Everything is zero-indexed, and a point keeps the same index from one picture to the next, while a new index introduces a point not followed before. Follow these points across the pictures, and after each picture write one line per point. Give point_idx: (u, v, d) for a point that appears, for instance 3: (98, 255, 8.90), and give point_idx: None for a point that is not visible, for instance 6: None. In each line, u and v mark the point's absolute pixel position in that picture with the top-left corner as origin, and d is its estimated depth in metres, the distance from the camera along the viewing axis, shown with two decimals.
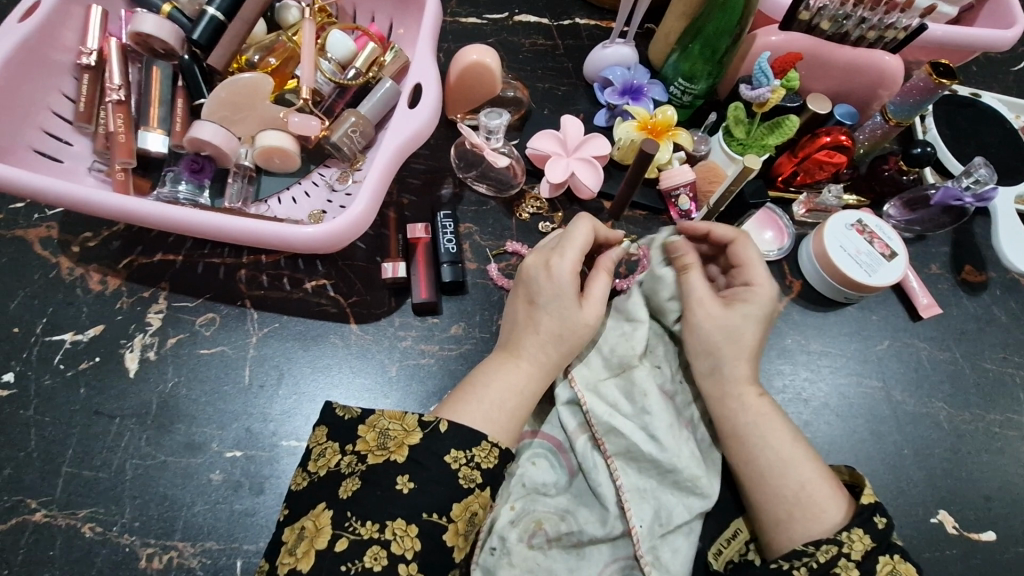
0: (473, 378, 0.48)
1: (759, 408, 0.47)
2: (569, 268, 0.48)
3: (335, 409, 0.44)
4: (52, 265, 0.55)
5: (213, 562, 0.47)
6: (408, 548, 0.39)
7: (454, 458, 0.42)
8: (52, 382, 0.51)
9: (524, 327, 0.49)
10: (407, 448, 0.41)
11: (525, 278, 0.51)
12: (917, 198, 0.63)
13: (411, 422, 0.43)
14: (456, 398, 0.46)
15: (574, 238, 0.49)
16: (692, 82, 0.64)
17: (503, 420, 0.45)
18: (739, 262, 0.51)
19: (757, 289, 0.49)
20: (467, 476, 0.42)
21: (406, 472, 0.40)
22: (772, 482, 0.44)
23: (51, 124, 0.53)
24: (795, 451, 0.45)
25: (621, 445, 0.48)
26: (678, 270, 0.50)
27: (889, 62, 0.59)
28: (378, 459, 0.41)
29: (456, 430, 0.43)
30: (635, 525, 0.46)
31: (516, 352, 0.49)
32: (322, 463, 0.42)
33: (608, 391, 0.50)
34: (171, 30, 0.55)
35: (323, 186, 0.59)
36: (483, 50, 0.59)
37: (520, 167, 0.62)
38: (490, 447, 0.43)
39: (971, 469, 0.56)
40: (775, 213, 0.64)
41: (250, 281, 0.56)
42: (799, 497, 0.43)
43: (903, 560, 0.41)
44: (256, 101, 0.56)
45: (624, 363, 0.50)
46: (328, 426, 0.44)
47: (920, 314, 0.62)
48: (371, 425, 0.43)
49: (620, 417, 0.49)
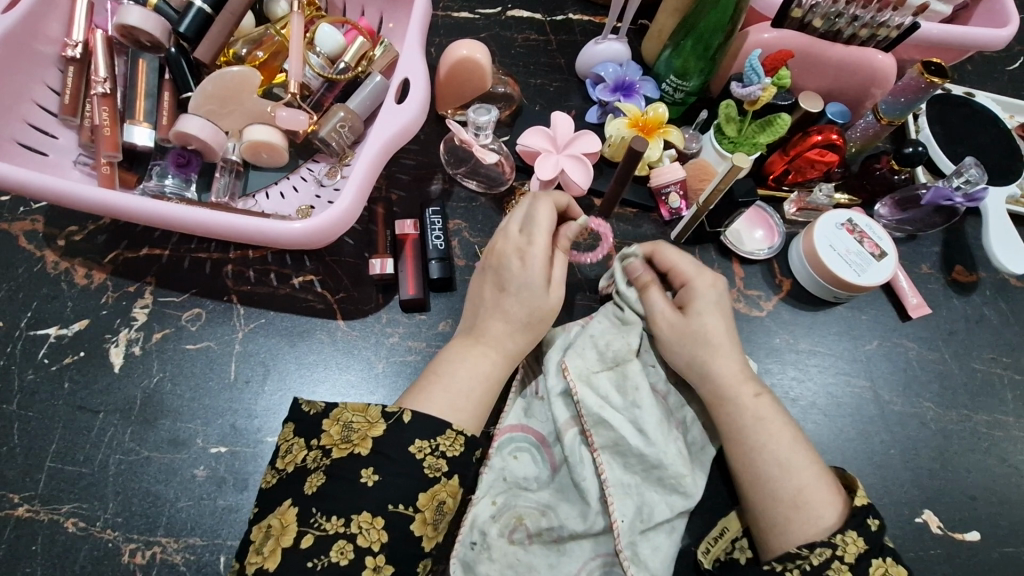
0: (432, 366, 0.48)
1: (756, 411, 0.46)
2: (539, 254, 0.49)
3: (301, 406, 0.45)
4: (37, 259, 0.54)
5: (196, 558, 0.47)
6: (374, 541, 0.39)
7: (420, 448, 0.42)
8: (35, 376, 0.51)
9: (486, 310, 0.50)
10: (369, 441, 0.41)
11: (495, 264, 0.51)
12: (908, 197, 0.62)
13: (374, 413, 0.43)
14: (420, 387, 0.46)
15: (539, 219, 0.49)
16: (683, 79, 0.63)
17: (469, 407, 0.45)
18: (667, 265, 0.52)
19: (694, 283, 0.50)
20: (433, 466, 0.42)
21: (371, 466, 0.40)
22: (770, 486, 0.44)
23: (35, 116, 0.53)
24: (795, 455, 0.45)
25: (610, 438, 0.48)
26: (640, 290, 0.51)
27: (881, 61, 0.59)
28: (342, 453, 0.41)
29: (419, 421, 0.42)
30: (617, 519, 0.46)
31: (481, 336, 0.49)
32: (289, 460, 0.42)
33: (600, 383, 0.50)
34: (156, 22, 0.54)
35: (311, 181, 0.59)
36: (473, 45, 0.59)
37: (508, 164, 0.61)
38: (455, 436, 0.43)
39: (958, 469, 0.56)
40: (765, 211, 0.65)
41: (237, 277, 0.56)
42: (795, 504, 0.43)
43: (895, 563, 0.41)
44: (243, 94, 0.55)
45: (619, 357, 0.51)
46: (295, 422, 0.44)
47: (909, 315, 0.62)
48: (335, 419, 0.43)
49: (609, 409, 0.49)
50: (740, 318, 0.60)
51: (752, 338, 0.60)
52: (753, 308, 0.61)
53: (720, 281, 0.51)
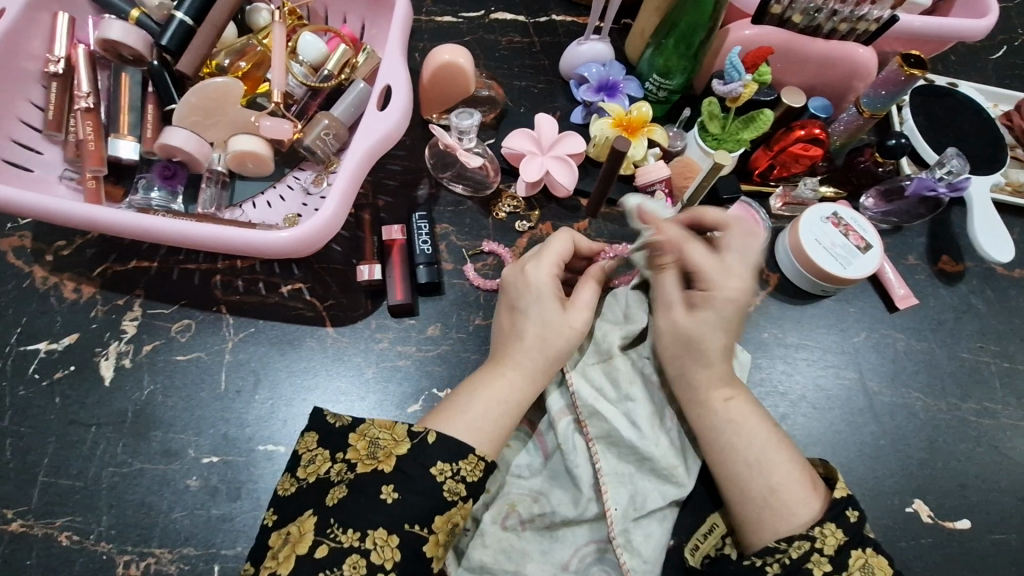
0: (463, 389, 0.47)
1: (728, 413, 0.46)
2: (544, 274, 0.50)
3: (326, 417, 0.45)
4: (25, 275, 0.55)
5: (191, 567, 0.47)
6: (387, 558, 0.39)
7: (440, 471, 0.42)
8: (28, 391, 0.51)
9: (511, 336, 0.49)
10: (394, 459, 0.42)
11: (512, 280, 0.51)
12: (893, 189, 0.63)
13: (400, 432, 0.43)
14: (444, 411, 0.45)
15: (552, 244, 0.51)
16: (667, 78, 0.63)
17: (488, 428, 0.45)
18: (696, 266, 0.49)
19: (713, 291, 0.48)
20: (452, 489, 0.41)
21: (391, 483, 0.41)
22: (743, 485, 0.44)
23: (20, 133, 0.53)
24: (769, 452, 0.45)
25: (603, 429, 0.49)
26: (657, 272, 0.51)
27: (862, 55, 0.60)
28: (367, 469, 0.41)
29: (445, 443, 0.42)
30: (610, 508, 0.47)
31: (516, 357, 0.48)
32: (311, 470, 0.43)
33: (594, 375, 0.51)
34: (138, 36, 0.55)
35: (297, 189, 0.59)
36: (455, 50, 0.59)
37: (493, 167, 0.62)
38: (477, 461, 0.43)
39: (946, 459, 0.57)
40: (752, 206, 0.63)
41: (225, 287, 0.56)
42: (768, 502, 0.43)
43: (876, 553, 0.41)
44: (227, 104, 0.55)
45: (611, 350, 0.51)
46: (318, 432, 0.45)
47: (896, 306, 0.62)
48: (362, 433, 0.43)
49: (602, 402, 0.49)
50: None
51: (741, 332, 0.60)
52: None
53: (744, 296, 0.48)
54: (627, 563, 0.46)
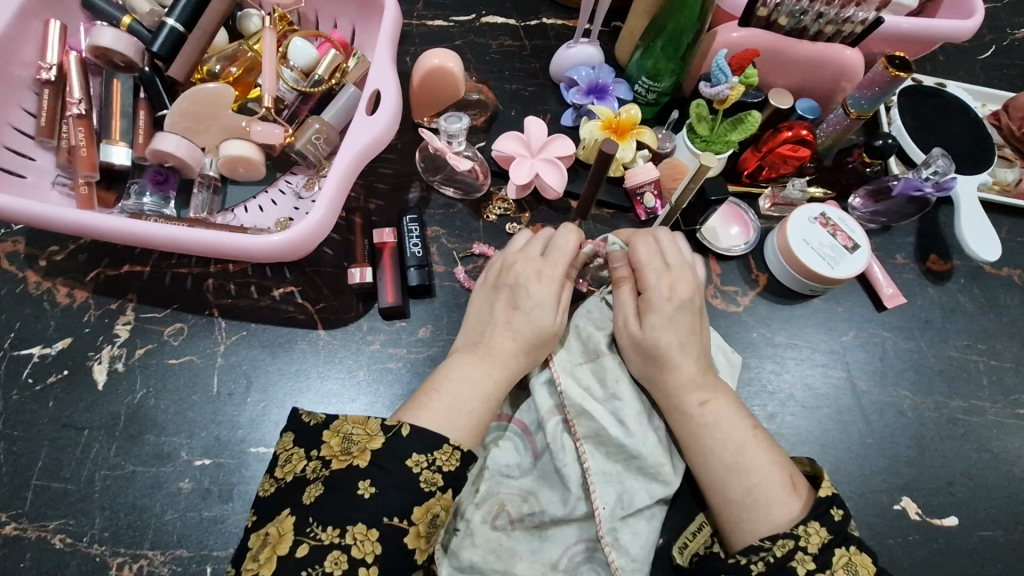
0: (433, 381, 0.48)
1: (703, 417, 0.47)
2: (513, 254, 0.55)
3: (300, 416, 0.46)
4: (19, 280, 0.55)
5: (183, 568, 0.47)
6: (368, 552, 0.39)
7: (416, 462, 0.42)
8: (20, 396, 0.51)
9: (485, 320, 0.52)
10: (369, 454, 0.42)
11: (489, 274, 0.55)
12: (881, 189, 0.64)
13: (375, 426, 0.43)
14: (419, 402, 0.46)
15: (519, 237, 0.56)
16: (655, 80, 0.64)
17: (463, 420, 0.45)
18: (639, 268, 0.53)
19: (656, 292, 0.51)
20: (430, 481, 0.42)
21: (368, 478, 0.41)
22: (720, 489, 0.45)
23: (12, 139, 0.54)
24: (745, 456, 0.45)
25: (591, 428, 0.49)
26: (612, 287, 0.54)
27: (849, 57, 0.60)
28: (342, 465, 0.42)
29: (419, 435, 0.43)
30: (597, 506, 0.47)
31: (483, 352, 0.50)
32: (289, 470, 0.43)
33: (582, 375, 0.51)
34: (130, 42, 0.55)
35: (289, 193, 0.60)
36: (445, 54, 0.59)
37: (482, 170, 0.62)
38: (452, 450, 0.43)
39: (934, 457, 0.57)
40: (740, 207, 0.65)
41: (217, 290, 0.56)
42: (746, 503, 0.44)
43: (859, 551, 0.42)
44: (218, 110, 0.56)
45: (597, 349, 0.52)
46: (295, 432, 0.45)
47: (884, 304, 0.62)
48: (335, 430, 0.44)
49: (590, 401, 0.50)
50: (717, 315, 0.61)
51: (729, 332, 0.61)
52: (730, 303, 0.62)
53: (683, 294, 0.52)
54: (615, 562, 0.46)
